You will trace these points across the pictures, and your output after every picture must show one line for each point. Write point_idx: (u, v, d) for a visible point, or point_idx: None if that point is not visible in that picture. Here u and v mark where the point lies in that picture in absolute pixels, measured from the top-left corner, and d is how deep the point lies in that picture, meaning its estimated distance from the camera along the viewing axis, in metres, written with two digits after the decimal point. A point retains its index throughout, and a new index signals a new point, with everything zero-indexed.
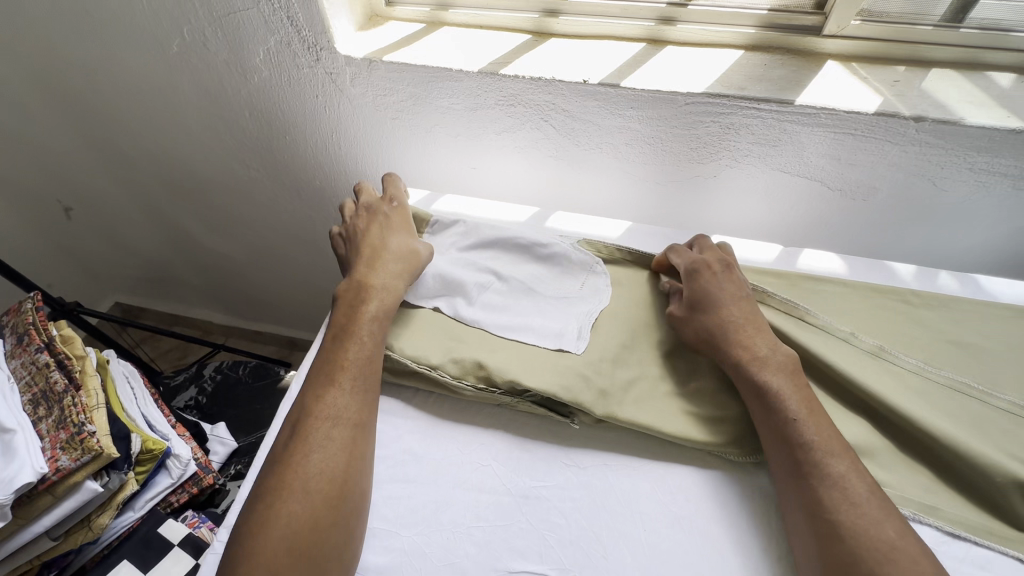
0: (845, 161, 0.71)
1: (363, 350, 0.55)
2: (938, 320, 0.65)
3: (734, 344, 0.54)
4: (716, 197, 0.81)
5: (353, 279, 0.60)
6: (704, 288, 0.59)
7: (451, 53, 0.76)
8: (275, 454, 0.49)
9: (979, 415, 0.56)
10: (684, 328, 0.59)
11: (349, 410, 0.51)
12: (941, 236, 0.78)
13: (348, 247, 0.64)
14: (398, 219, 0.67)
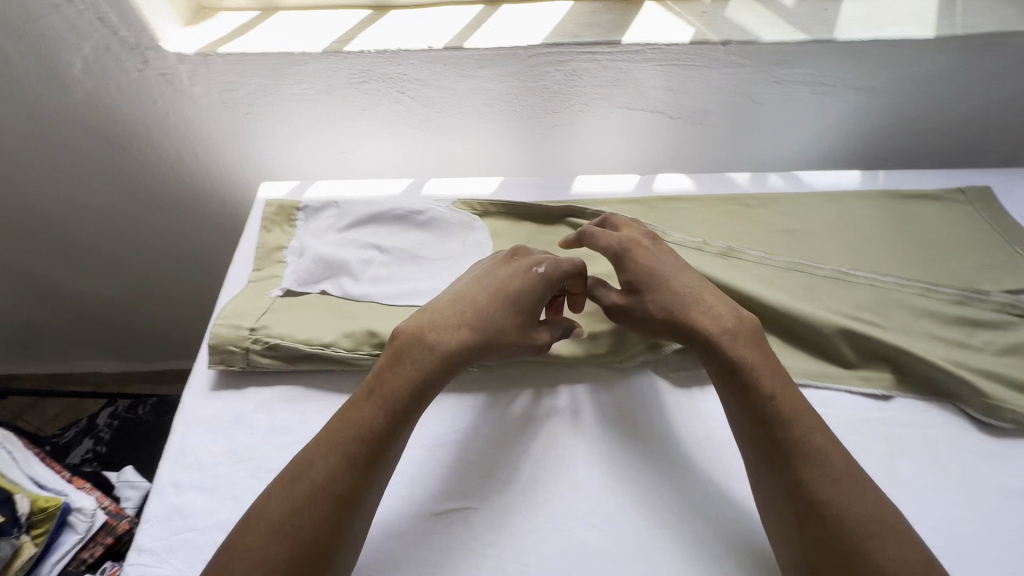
0: (678, 90, 0.79)
1: (381, 422, 0.48)
2: (773, 215, 0.74)
3: (698, 323, 0.54)
4: (579, 142, 0.87)
5: (431, 331, 0.53)
6: (645, 270, 0.58)
7: (291, 37, 0.74)
8: (260, 511, 0.44)
9: (810, 285, 0.67)
10: (630, 314, 0.57)
11: (348, 485, 0.45)
12: (771, 145, 0.88)
13: (466, 287, 0.57)
14: (532, 288, 0.56)
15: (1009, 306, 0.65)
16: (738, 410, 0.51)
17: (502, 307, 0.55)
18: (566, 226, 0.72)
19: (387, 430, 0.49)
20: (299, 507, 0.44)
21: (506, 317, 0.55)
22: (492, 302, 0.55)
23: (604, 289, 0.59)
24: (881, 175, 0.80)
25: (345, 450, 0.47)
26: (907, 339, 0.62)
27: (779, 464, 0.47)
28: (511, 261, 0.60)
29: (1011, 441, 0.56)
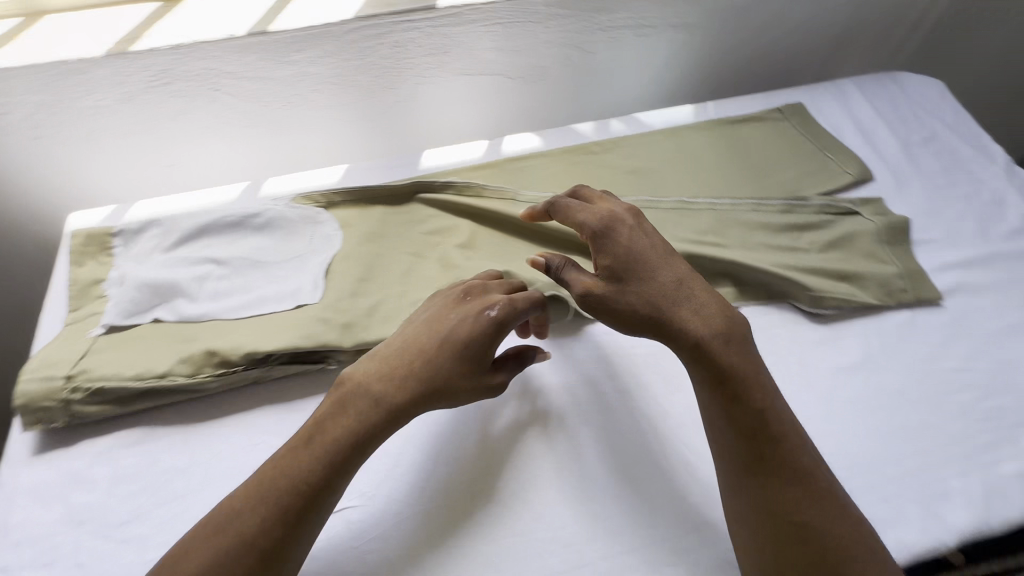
0: (509, 49, 0.79)
1: (319, 474, 0.44)
2: (618, 158, 0.77)
3: (685, 324, 0.50)
4: (425, 116, 0.84)
5: (376, 380, 0.48)
6: (632, 259, 0.52)
7: (66, 43, 0.65)
8: (179, 555, 0.41)
9: (656, 219, 0.70)
10: (603, 302, 0.51)
11: (273, 537, 0.41)
12: (614, 92, 0.91)
13: (415, 331, 0.51)
14: (487, 337, 0.49)
15: (825, 206, 0.72)
16: (721, 417, 0.47)
17: (454, 360, 0.49)
18: (417, 203, 0.70)
19: (322, 482, 0.44)
20: (222, 559, 0.40)
21: (458, 370, 0.49)
22: (442, 352, 0.49)
23: (578, 272, 0.53)
24: (710, 105, 0.86)
25: (276, 503, 0.42)
26: (745, 252, 0.66)
27: (767, 483, 0.45)
28: (463, 300, 0.53)
29: (838, 324, 0.62)
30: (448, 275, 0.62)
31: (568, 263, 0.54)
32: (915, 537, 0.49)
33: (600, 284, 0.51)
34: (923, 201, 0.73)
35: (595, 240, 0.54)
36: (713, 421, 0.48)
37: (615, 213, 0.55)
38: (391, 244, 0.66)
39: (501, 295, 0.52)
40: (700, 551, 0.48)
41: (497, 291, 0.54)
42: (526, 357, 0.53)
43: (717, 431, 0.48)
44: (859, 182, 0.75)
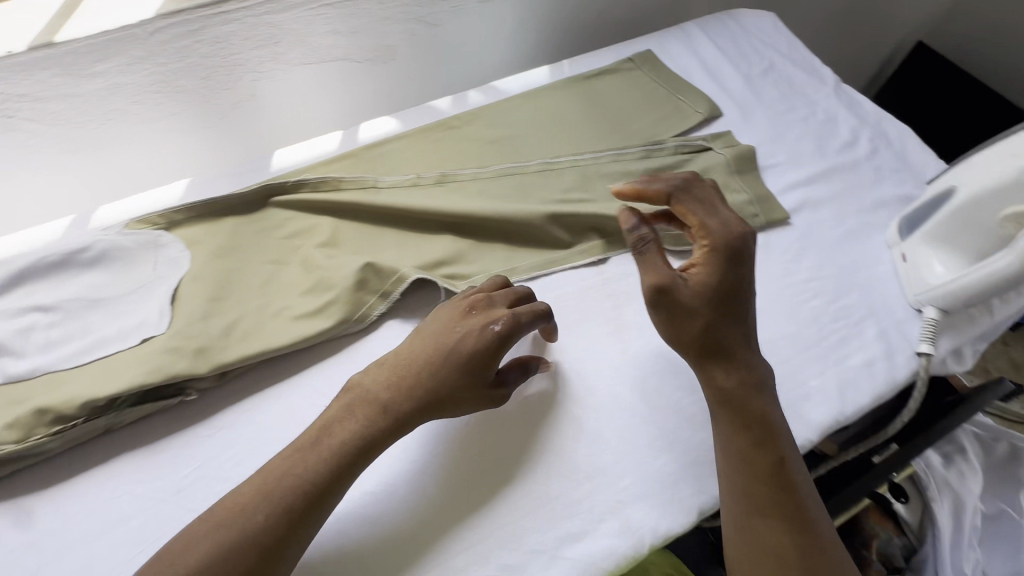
0: (347, 31, 0.75)
1: (324, 475, 0.43)
2: (479, 129, 0.76)
3: (739, 370, 0.50)
4: (274, 114, 0.79)
5: (391, 387, 0.47)
6: (731, 287, 0.51)
7: None
8: (176, 542, 0.40)
9: (522, 184, 0.70)
10: (674, 305, 0.49)
11: (276, 536, 0.40)
12: (472, 63, 0.89)
13: (426, 347, 0.49)
14: (488, 354, 0.48)
15: (680, 147, 0.74)
16: (744, 444, 0.48)
17: (460, 373, 0.48)
18: (272, 208, 0.66)
19: (327, 487, 0.43)
20: (224, 553, 0.39)
21: (463, 384, 0.48)
22: (446, 362, 0.48)
23: (664, 264, 0.50)
24: (566, 64, 0.86)
25: (283, 502, 0.41)
26: (609, 204, 0.68)
27: (773, 526, 0.45)
28: (467, 313, 0.51)
29: None
30: (310, 277, 0.59)
31: (655, 250, 0.51)
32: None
33: (688, 298, 0.50)
34: (767, 129, 0.78)
35: (709, 253, 0.51)
36: (734, 457, 0.48)
37: (747, 228, 0.52)
38: (247, 256, 0.62)
39: (503, 309, 0.51)
40: (589, 500, 0.49)
41: (501, 304, 0.52)
42: (530, 366, 0.53)
43: (740, 468, 0.47)
44: (710, 119, 0.78)
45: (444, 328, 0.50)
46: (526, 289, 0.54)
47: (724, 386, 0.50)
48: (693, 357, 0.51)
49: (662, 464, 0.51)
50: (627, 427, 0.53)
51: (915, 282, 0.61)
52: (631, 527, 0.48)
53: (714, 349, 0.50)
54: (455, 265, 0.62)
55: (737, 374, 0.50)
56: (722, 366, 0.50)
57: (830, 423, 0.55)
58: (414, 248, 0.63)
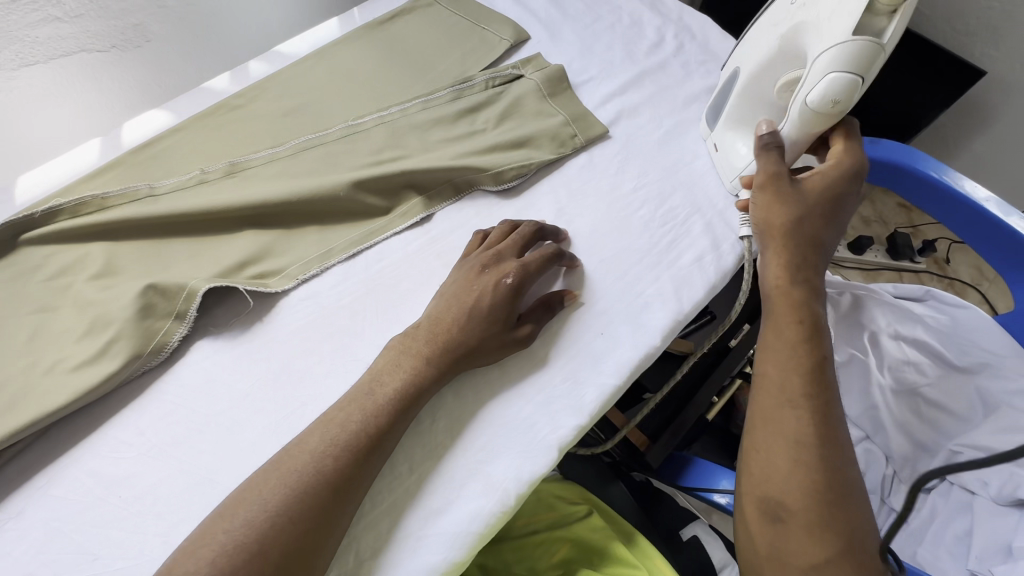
0: (68, 15, 0.62)
1: (374, 423, 0.44)
2: (266, 104, 0.67)
3: (811, 281, 0.51)
4: (11, 131, 0.65)
5: (435, 340, 0.49)
6: (831, 205, 0.53)
7: None
8: (264, 474, 0.41)
9: (327, 155, 0.63)
10: (782, 190, 0.53)
11: (347, 474, 0.42)
12: (248, 29, 0.78)
13: (448, 305, 0.51)
14: (505, 304, 0.51)
15: (491, 80, 0.70)
16: (790, 330, 0.48)
17: (483, 324, 0.50)
18: (24, 247, 0.55)
19: (383, 431, 0.44)
20: (294, 493, 0.40)
21: (487, 335, 0.50)
22: (470, 319, 0.50)
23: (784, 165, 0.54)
24: (356, 13, 0.78)
25: (352, 446, 0.43)
26: (424, 156, 0.63)
27: (802, 414, 0.45)
28: (482, 270, 0.52)
29: (528, 192, 0.63)
30: (85, 317, 0.50)
31: (779, 150, 0.54)
32: (625, 356, 0.53)
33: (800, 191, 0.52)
34: (575, 45, 0.75)
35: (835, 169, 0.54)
36: (777, 350, 0.48)
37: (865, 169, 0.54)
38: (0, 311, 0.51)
39: (512, 262, 0.53)
40: (448, 469, 0.48)
41: (511, 256, 0.54)
42: (553, 306, 0.54)
43: (782, 361, 0.48)
44: (517, 45, 0.74)
45: (470, 287, 0.51)
46: (532, 228, 0.56)
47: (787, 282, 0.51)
48: (778, 241, 0.52)
49: (510, 411, 0.50)
50: (470, 384, 0.51)
51: (727, 170, 0.63)
52: (495, 483, 0.47)
53: (799, 250, 0.51)
54: (262, 262, 0.56)
55: (805, 281, 0.50)
56: (796, 264, 0.51)
57: (672, 328, 0.55)
58: (211, 254, 0.56)
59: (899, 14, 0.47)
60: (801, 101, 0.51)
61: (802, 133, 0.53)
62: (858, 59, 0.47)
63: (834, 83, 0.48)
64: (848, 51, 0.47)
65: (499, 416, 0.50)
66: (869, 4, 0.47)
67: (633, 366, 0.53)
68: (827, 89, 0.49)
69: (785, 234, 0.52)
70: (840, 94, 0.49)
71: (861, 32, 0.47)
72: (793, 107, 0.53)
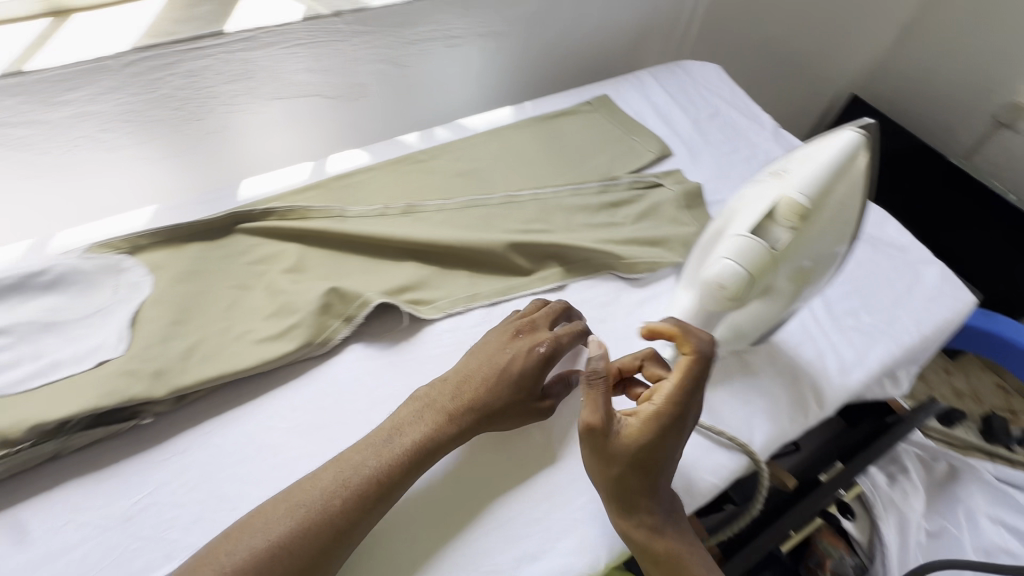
0: (319, 69, 0.78)
1: (389, 475, 0.46)
2: (445, 164, 0.79)
3: (651, 516, 0.47)
4: (246, 143, 0.81)
5: (442, 411, 0.51)
6: (656, 449, 0.47)
7: None
8: (261, 516, 0.43)
9: (487, 216, 0.73)
10: (599, 447, 0.47)
11: (350, 521, 0.44)
12: (437, 101, 0.94)
13: (478, 369, 0.53)
14: (537, 370, 0.54)
15: (634, 183, 0.79)
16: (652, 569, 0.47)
17: (512, 390, 0.53)
18: (238, 234, 0.67)
19: (393, 481, 0.46)
20: (297, 534, 0.42)
21: (516, 401, 0.53)
22: (502, 381, 0.53)
23: (604, 409, 0.47)
24: (528, 106, 0.91)
25: (354, 495, 0.45)
26: (568, 234, 0.71)
27: None
28: (516, 335, 0.56)
29: (654, 286, 0.69)
30: (274, 301, 0.60)
31: (599, 392, 0.47)
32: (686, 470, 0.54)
33: (614, 447, 0.47)
34: (713, 168, 0.84)
35: (654, 412, 0.47)
36: None
37: (692, 394, 0.48)
38: (212, 280, 0.62)
39: (546, 332, 0.56)
40: (546, 518, 0.51)
41: (544, 327, 0.57)
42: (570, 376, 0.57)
43: None
44: (661, 158, 0.84)
45: (507, 352, 0.54)
46: (562, 305, 0.60)
47: (630, 525, 0.47)
48: (602, 491, 0.48)
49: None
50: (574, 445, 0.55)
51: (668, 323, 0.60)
52: (587, 544, 0.49)
53: (631, 498, 0.47)
54: (418, 290, 0.64)
55: (646, 522, 0.47)
56: (630, 506, 0.47)
57: (772, 440, 0.58)
58: (380, 274, 0.65)
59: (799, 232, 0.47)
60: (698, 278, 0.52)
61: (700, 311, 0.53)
62: (749, 254, 0.47)
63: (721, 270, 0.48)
64: (743, 244, 0.48)
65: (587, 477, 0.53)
66: (770, 211, 0.48)
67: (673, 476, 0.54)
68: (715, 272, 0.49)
69: (607, 485, 0.47)
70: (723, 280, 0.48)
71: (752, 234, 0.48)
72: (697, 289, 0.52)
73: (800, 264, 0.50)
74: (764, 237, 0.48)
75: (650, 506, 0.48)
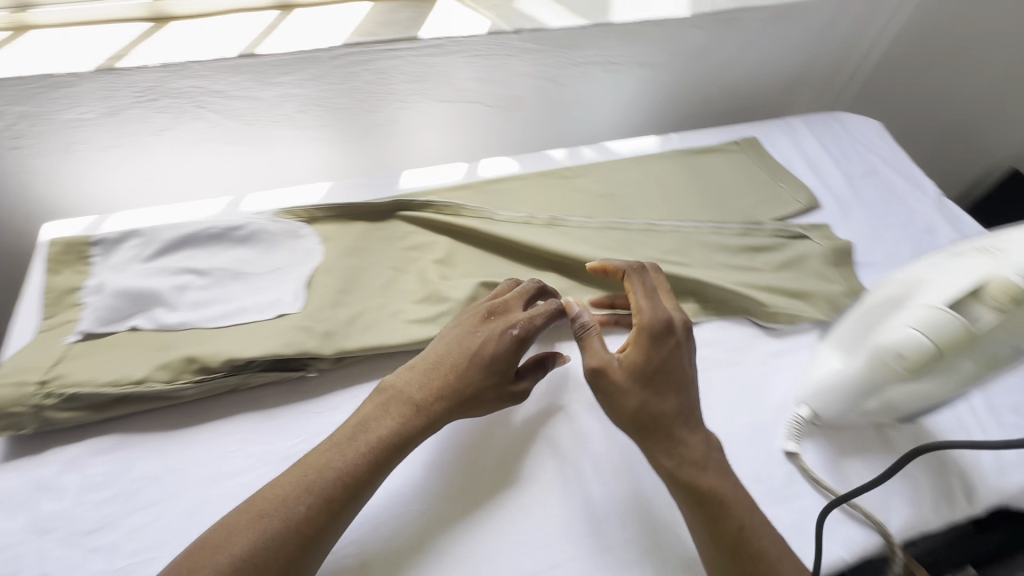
0: (487, 79, 0.83)
1: (357, 469, 0.46)
2: (589, 183, 0.81)
3: (682, 448, 0.48)
4: (408, 138, 0.88)
5: (410, 397, 0.50)
6: (658, 371, 0.50)
7: (80, 54, 0.67)
8: (226, 530, 0.41)
9: (626, 240, 0.74)
10: (606, 385, 0.51)
11: (318, 529, 0.43)
12: (583, 122, 0.97)
13: (444, 350, 0.53)
14: (509, 354, 0.53)
15: (779, 231, 0.77)
16: (692, 512, 0.47)
17: (485, 375, 0.52)
18: (397, 220, 0.73)
19: (361, 478, 0.45)
20: (265, 545, 0.41)
21: (488, 385, 0.52)
22: (474, 365, 0.52)
23: (603, 351, 0.52)
24: (673, 138, 0.92)
25: (319, 495, 0.44)
26: (707, 272, 0.71)
27: None
28: (488, 317, 0.55)
29: (791, 339, 0.67)
30: (426, 288, 0.65)
31: (588, 340, 0.54)
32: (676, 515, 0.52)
33: (617, 377, 0.50)
34: (865, 229, 0.80)
35: (640, 333, 0.51)
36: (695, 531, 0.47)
37: (662, 307, 0.53)
38: (373, 258, 0.68)
39: (520, 314, 0.55)
40: (666, 552, 0.49)
41: (518, 308, 0.56)
42: (547, 364, 0.56)
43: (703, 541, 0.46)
44: (809, 210, 0.81)
45: (478, 330, 0.54)
46: (535, 285, 0.59)
47: (668, 463, 0.48)
48: (633, 433, 0.50)
49: (628, 506, 0.52)
50: (568, 462, 0.54)
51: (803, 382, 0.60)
52: None
53: (657, 430, 0.49)
54: None
55: (680, 457, 0.48)
56: (657, 442, 0.49)
57: (911, 527, 0.54)
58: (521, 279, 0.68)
59: (1006, 318, 0.47)
60: (873, 340, 0.52)
61: (864, 373, 0.53)
62: (943, 327, 0.48)
63: (909, 337, 0.49)
64: (938, 316, 0.48)
65: (575, 497, 0.52)
66: (976, 291, 0.48)
67: (659, 515, 0.51)
68: (901, 338, 0.50)
69: (631, 423, 0.50)
70: (907, 347, 0.49)
71: (951, 309, 0.48)
72: (866, 350, 0.53)
73: (992, 351, 0.49)
74: (962, 314, 0.48)
75: (685, 437, 0.49)
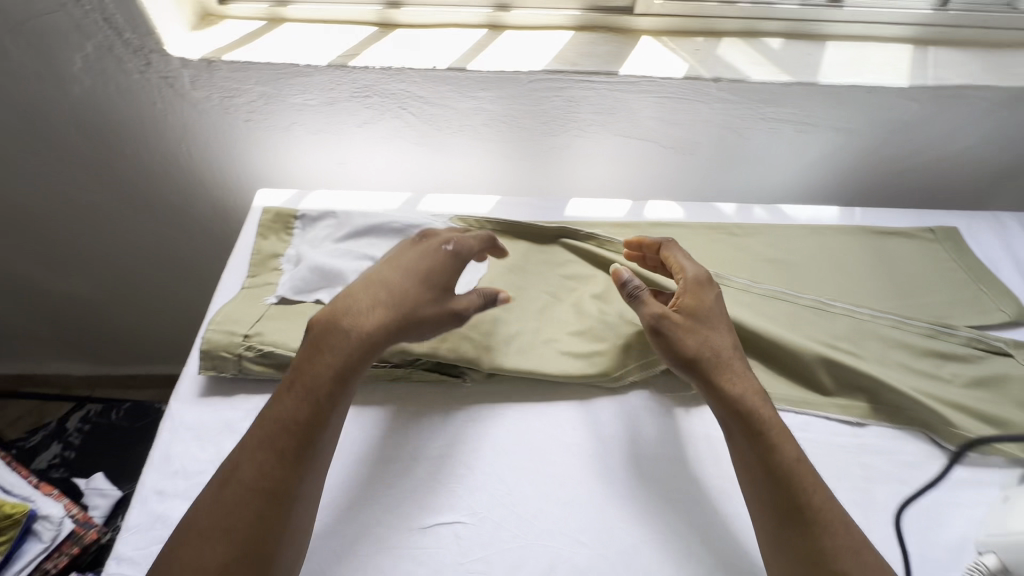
0: (669, 120, 0.82)
1: (304, 410, 0.48)
2: (758, 245, 0.77)
3: (732, 380, 0.53)
4: (575, 165, 0.89)
5: (348, 320, 0.52)
6: (705, 316, 0.57)
7: (319, 49, 0.76)
8: (191, 521, 0.44)
9: (793, 315, 0.69)
10: (674, 331, 0.55)
11: (277, 480, 0.45)
12: (754, 177, 0.92)
13: (377, 272, 0.56)
14: (444, 267, 0.57)
15: (976, 341, 0.68)
16: (746, 447, 0.51)
17: (423, 289, 0.55)
18: (559, 247, 0.74)
19: (311, 416, 0.48)
20: (233, 510, 0.44)
21: (425, 299, 0.55)
22: (410, 281, 0.55)
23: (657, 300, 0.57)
24: (856, 212, 0.85)
25: (270, 448, 0.46)
26: (882, 369, 0.64)
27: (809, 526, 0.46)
28: (421, 242, 0.60)
29: (977, 471, 0.58)
30: (582, 321, 0.65)
31: (641, 293, 0.58)
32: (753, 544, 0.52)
33: (678, 318, 0.56)
34: None
35: (690, 285, 0.59)
36: (748, 472, 0.50)
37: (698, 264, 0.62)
38: (533, 280, 0.70)
39: (449, 237, 0.60)
40: None
41: (448, 234, 0.61)
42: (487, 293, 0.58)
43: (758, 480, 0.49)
44: (1015, 324, 0.71)
45: (414, 254, 0.58)
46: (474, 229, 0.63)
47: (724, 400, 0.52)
48: (698, 376, 0.54)
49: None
50: (586, 452, 0.57)
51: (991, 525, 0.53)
52: None
53: (713, 370, 0.53)
54: None
55: (731, 396, 0.52)
56: (716, 383, 0.53)
57: None
58: None
59: None
60: None
61: None
62: None
63: None
64: None
65: (602, 494, 0.54)
66: None
67: (686, 496, 0.54)
68: None
69: (693, 363, 0.54)
70: None
71: None
72: None
73: None
74: None
75: (735, 376, 0.53)
